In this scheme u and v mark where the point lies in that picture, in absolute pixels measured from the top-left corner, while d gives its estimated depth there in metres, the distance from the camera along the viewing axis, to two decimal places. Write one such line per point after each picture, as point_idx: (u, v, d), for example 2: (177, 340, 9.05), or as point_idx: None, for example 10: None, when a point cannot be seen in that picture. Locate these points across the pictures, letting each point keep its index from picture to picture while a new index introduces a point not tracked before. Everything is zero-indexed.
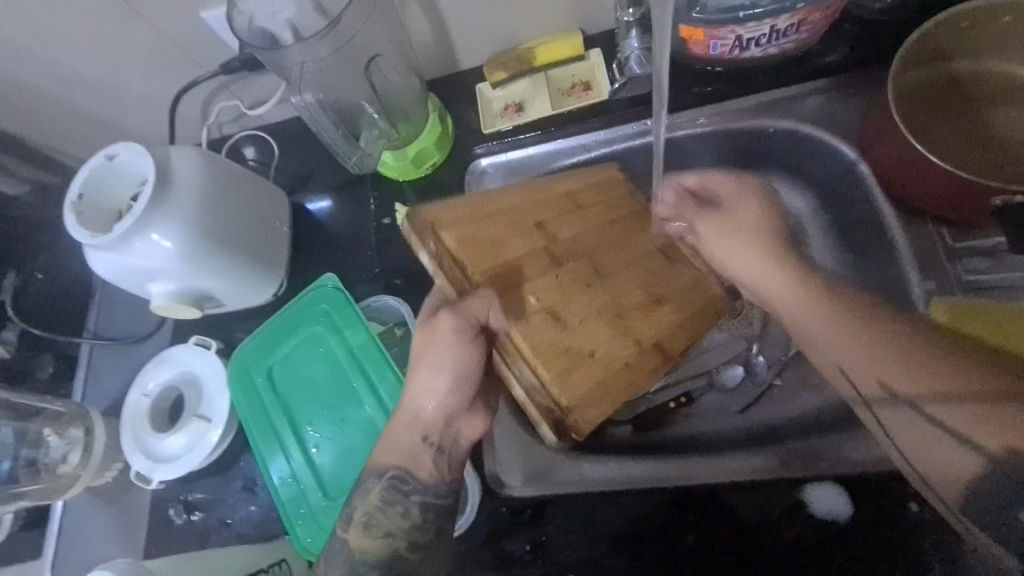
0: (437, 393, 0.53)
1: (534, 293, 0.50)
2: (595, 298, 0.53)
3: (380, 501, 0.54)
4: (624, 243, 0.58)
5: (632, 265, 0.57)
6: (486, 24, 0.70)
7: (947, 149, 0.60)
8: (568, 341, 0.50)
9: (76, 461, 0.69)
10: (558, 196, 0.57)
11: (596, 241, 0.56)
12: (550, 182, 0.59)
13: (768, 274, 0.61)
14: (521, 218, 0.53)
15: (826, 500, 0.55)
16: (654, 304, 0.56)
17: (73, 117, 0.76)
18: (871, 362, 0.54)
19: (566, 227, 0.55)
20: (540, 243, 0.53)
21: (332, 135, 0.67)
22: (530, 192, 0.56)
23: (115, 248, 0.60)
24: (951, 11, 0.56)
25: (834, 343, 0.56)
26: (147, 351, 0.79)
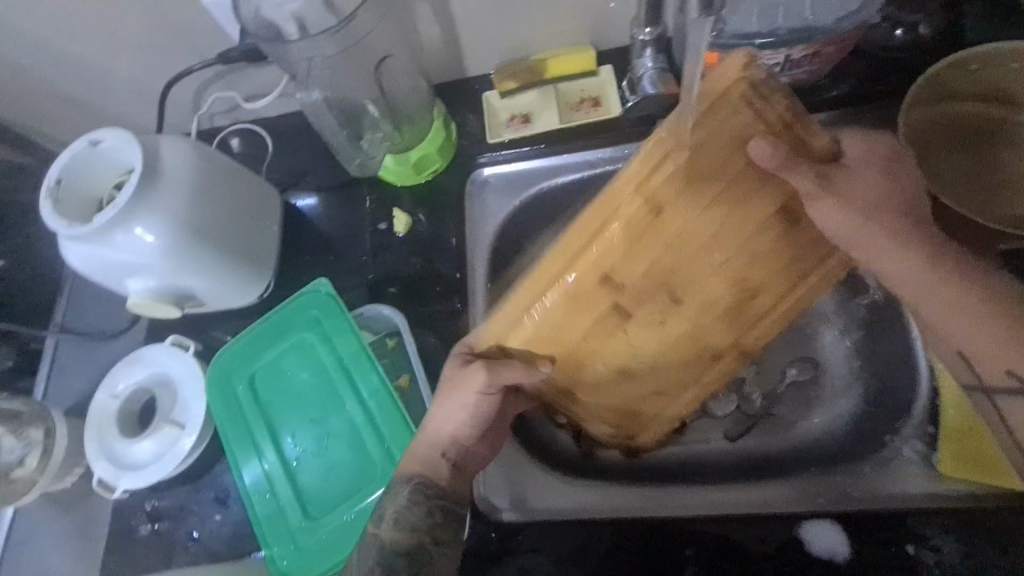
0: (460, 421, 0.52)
1: (599, 363, 0.54)
2: (663, 334, 0.53)
3: (408, 502, 0.50)
4: (734, 236, 0.47)
5: (728, 259, 0.48)
6: (497, 32, 0.68)
7: (949, 188, 0.60)
8: (624, 385, 0.57)
9: (33, 465, 0.64)
10: (655, 206, 0.43)
11: (684, 255, 0.47)
12: (621, 190, 0.42)
13: (885, 242, 0.46)
14: (602, 278, 0.47)
15: (825, 538, 0.54)
16: (741, 295, 0.52)
17: (53, 99, 0.71)
18: (1005, 352, 0.46)
19: (645, 259, 0.46)
20: (611, 300, 0.49)
21: (335, 134, 0.68)
22: (620, 220, 0.43)
23: (94, 240, 0.57)
24: (956, 56, 0.57)
25: (959, 317, 0.47)
26: (118, 349, 0.74)
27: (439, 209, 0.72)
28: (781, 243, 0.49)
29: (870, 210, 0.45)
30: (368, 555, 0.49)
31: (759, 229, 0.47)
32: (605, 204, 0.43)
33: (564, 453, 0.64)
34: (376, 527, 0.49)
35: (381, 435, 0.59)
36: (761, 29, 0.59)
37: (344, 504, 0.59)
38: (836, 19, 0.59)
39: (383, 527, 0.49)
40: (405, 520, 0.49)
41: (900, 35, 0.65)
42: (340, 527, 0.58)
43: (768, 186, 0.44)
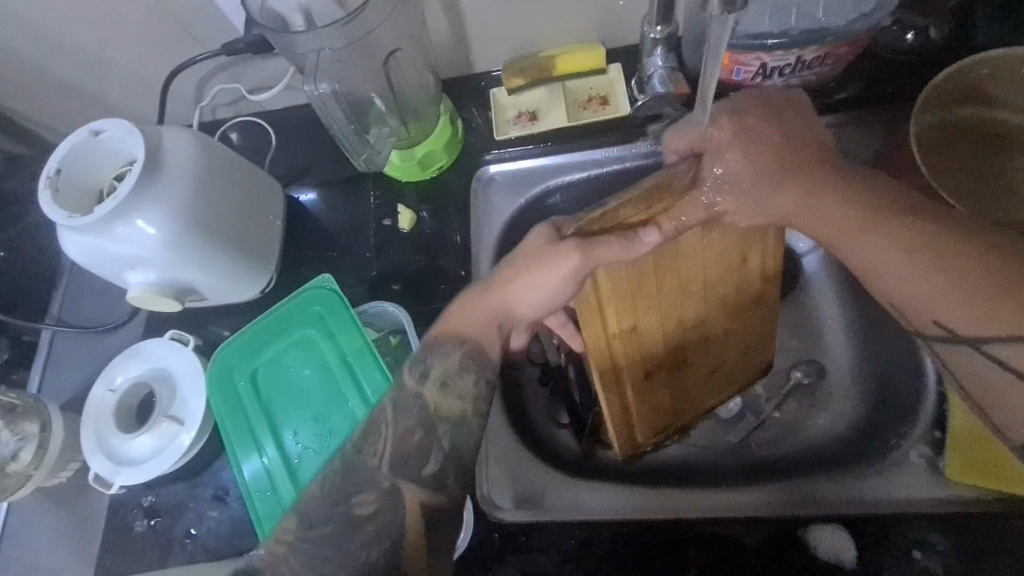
0: (531, 298, 0.49)
1: (692, 373, 0.59)
2: (729, 326, 0.58)
3: (460, 365, 0.48)
4: (695, 242, 0.50)
5: (700, 250, 0.51)
6: (506, 28, 0.68)
7: (962, 190, 0.59)
8: (711, 385, 0.62)
9: (28, 459, 0.63)
10: (630, 318, 0.51)
11: (679, 282, 0.52)
12: (599, 322, 0.51)
13: (810, 207, 0.49)
14: (632, 356, 0.54)
15: (831, 542, 0.53)
16: (735, 257, 0.53)
17: (53, 87, 0.70)
18: (954, 302, 0.44)
19: (655, 317, 0.53)
20: (661, 347, 0.55)
21: (342, 126, 0.62)
22: (615, 340, 0.52)
23: (95, 231, 0.56)
24: (968, 60, 0.57)
25: (890, 270, 0.46)
26: (116, 342, 0.73)
27: (444, 206, 0.71)
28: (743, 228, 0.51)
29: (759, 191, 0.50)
30: (410, 412, 0.46)
31: (693, 232, 0.49)
32: (587, 340, 0.51)
33: (565, 453, 0.64)
34: (420, 383, 0.47)
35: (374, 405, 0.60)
36: (773, 30, 0.59)
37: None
38: (848, 21, 0.58)
39: (427, 386, 0.47)
40: (456, 386, 0.48)
41: (911, 39, 0.64)
42: None
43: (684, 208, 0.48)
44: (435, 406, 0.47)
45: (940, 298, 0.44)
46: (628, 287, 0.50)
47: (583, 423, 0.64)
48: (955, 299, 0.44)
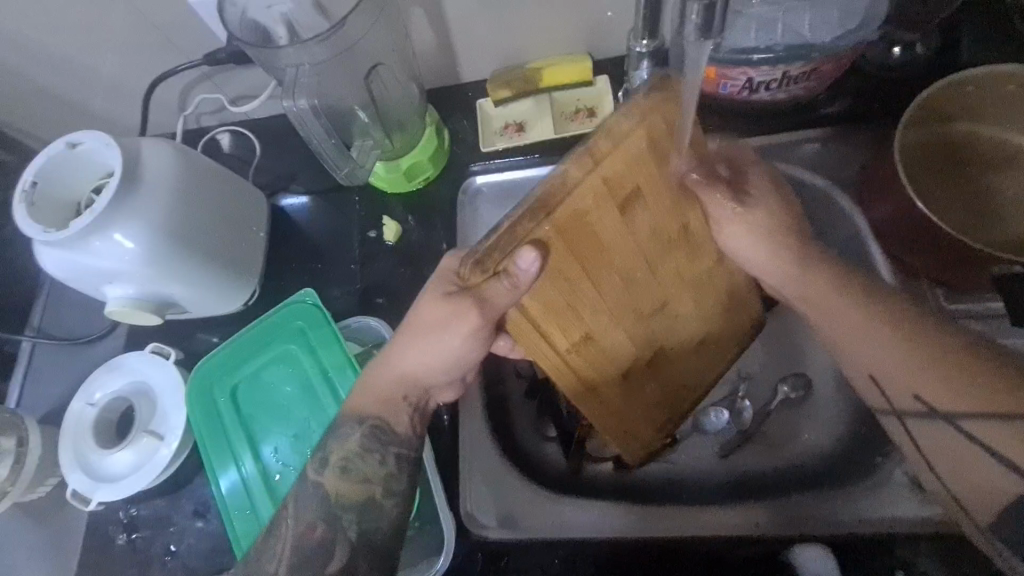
0: (431, 366, 0.50)
1: (673, 354, 0.55)
2: (699, 293, 0.53)
3: (360, 447, 0.49)
4: (620, 227, 0.45)
5: (629, 233, 0.46)
6: (493, 39, 0.67)
7: (944, 207, 0.60)
8: (700, 360, 0.57)
9: (4, 475, 0.62)
10: (581, 326, 0.48)
11: (623, 282, 0.48)
12: (556, 347, 0.48)
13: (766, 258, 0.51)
14: (597, 368, 0.50)
15: (819, 567, 0.53)
16: (672, 219, 0.48)
17: (34, 96, 0.69)
18: (929, 379, 0.45)
19: (613, 325, 0.49)
20: (632, 350, 0.52)
21: (323, 140, 0.61)
22: (569, 358, 0.49)
23: (71, 246, 0.55)
24: (959, 75, 0.56)
25: (868, 343, 0.48)
26: (97, 354, 0.72)
27: (429, 217, 0.70)
28: (659, 204, 0.47)
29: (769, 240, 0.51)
30: (310, 504, 0.48)
31: (614, 217, 0.44)
32: (539, 359, 0.48)
33: (550, 468, 0.63)
34: (319, 472, 0.49)
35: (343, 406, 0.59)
36: (758, 45, 0.58)
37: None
38: (833, 37, 0.58)
39: (327, 473, 0.49)
40: (356, 469, 0.49)
41: (897, 54, 0.65)
42: None
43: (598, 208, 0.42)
44: (334, 495, 0.48)
45: (907, 373, 0.46)
46: (552, 302, 0.45)
47: (569, 438, 0.62)
48: (929, 377, 0.45)
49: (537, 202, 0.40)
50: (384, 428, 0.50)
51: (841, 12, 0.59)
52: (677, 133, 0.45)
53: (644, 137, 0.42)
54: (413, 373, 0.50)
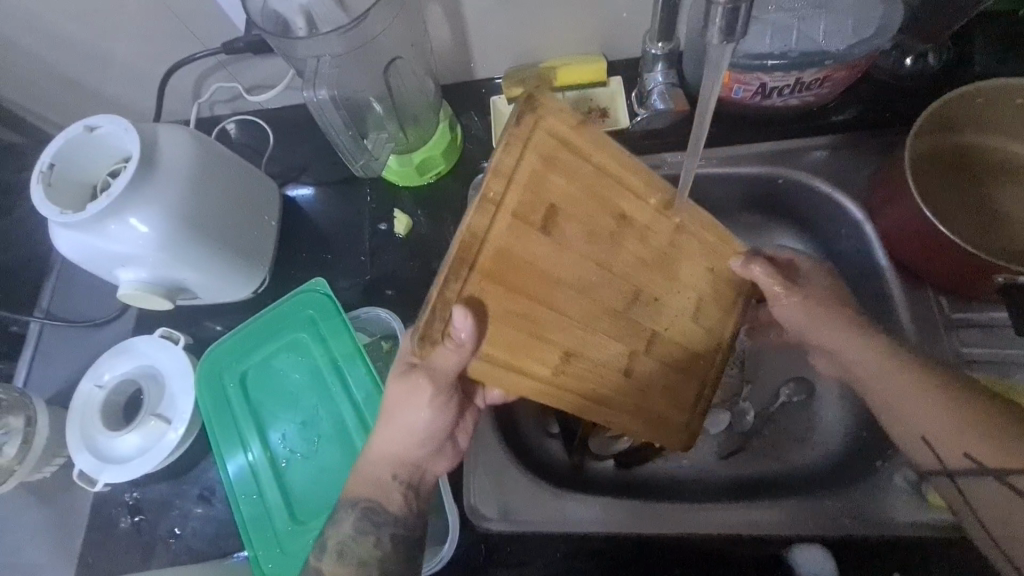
0: (405, 441, 0.51)
1: (674, 336, 0.55)
2: (671, 273, 0.53)
3: (354, 531, 0.51)
4: (553, 245, 0.46)
5: (566, 247, 0.46)
6: (508, 36, 0.67)
7: (949, 215, 0.61)
8: (703, 333, 0.56)
9: (12, 454, 0.63)
10: (557, 345, 0.48)
11: (585, 295, 0.48)
12: (543, 367, 0.48)
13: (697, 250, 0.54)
14: (588, 379, 0.51)
15: (816, 560, 0.54)
16: (606, 214, 0.47)
17: (49, 78, 0.69)
18: (960, 434, 0.48)
19: (594, 337, 0.50)
20: (627, 351, 0.52)
21: (341, 132, 0.62)
22: (561, 380, 0.50)
23: (87, 228, 0.55)
24: (968, 87, 0.57)
25: (919, 405, 0.49)
26: (105, 337, 0.72)
27: (440, 212, 0.71)
28: (587, 209, 0.46)
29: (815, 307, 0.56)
30: None
31: (540, 237, 0.45)
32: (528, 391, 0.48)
33: (553, 465, 0.64)
34: (318, 559, 0.51)
35: (352, 396, 0.60)
36: (773, 51, 0.59)
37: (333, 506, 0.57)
38: (848, 46, 0.59)
39: (325, 560, 0.51)
40: (352, 553, 0.50)
41: (909, 64, 0.65)
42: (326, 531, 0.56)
43: (523, 238, 0.44)
44: None
45: (955, 435, 0.48)
46: (511, 342, 0.46)
47: (572, 434, 0.65)
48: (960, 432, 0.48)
49: (455, 263, 0.42)
50: (375, 508, 0.51)
51: (856, 21, 0.60)
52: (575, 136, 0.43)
53: (531, 161, 0.42)
54: (394, 451, 0.51)
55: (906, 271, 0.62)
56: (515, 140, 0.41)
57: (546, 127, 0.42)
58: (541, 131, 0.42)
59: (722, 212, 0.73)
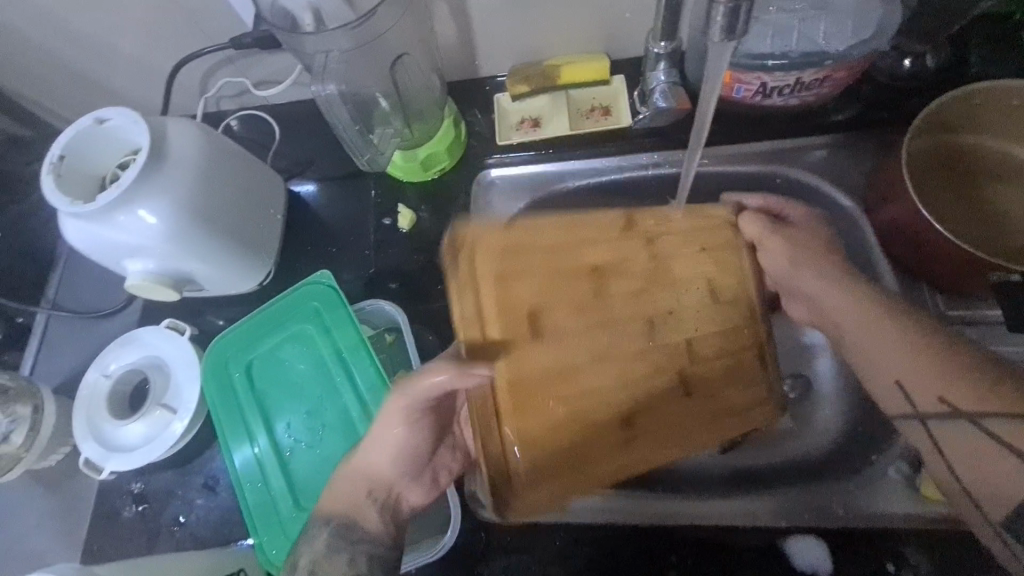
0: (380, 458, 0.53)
1: (708, 325, 0.55)
2: (666, 286, 0.55)
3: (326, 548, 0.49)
4: (552, 338, 0.54)
5: (563, 335, 0.54)
6: (513, 35, 0.68)
7: (945, 214, 0.62)
8: (729, 305, 0.55)
9: (19, 442, 0.64)
10: (613, 416, 0.53)
11: (606, 354, 0.54)
12: (608, 446, 0.53)
13: (685, 241, 0.57)
14: (655, 429, 0.54)
15: (808, 553, 0.56)
16: (577, 277, 0.55)
17: (59, 72, 0.70)
18: (932, 375, 0.48)
19: (640, 390, 0.54)
20: (672, 367, 0.54)
21: (348, 127, 0.62)
22: (631, 450, 0.53)
23: (96, 218, 0.56)
24: (964, 89, 0.58)
25: (881, 339, 0.51)
26: (111, 328, 0.73)
27: (444, 208, 0.72)
28: (559, 291, 0.55)
29: (799, 267, 0.56)
30: None
31: (539, 342, 0.54)
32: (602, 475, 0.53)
33: None
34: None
35: (361, 391, 0.61)
36: (773, 51, 0.61)
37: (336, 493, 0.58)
38: (847, 46, 0.60)
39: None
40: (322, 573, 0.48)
41: (908, 65, 0.66)
42: None
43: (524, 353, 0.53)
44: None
45: (929, 374, 0.49)
46: (571, 444, 0.53)
47: None
48: (928, 362, 0.49)
49: (481, 423, 0.53)
50: (353, 526, 0.50)
51: (856, 22, 0.61)
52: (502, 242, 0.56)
53: (488, 294, 0.54)
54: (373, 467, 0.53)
55: (903, 268, 0.63)
56: (466, 287, 0.54)
57: (477, 260, 0.55)
58: (470, 269, 0.55)
59: None
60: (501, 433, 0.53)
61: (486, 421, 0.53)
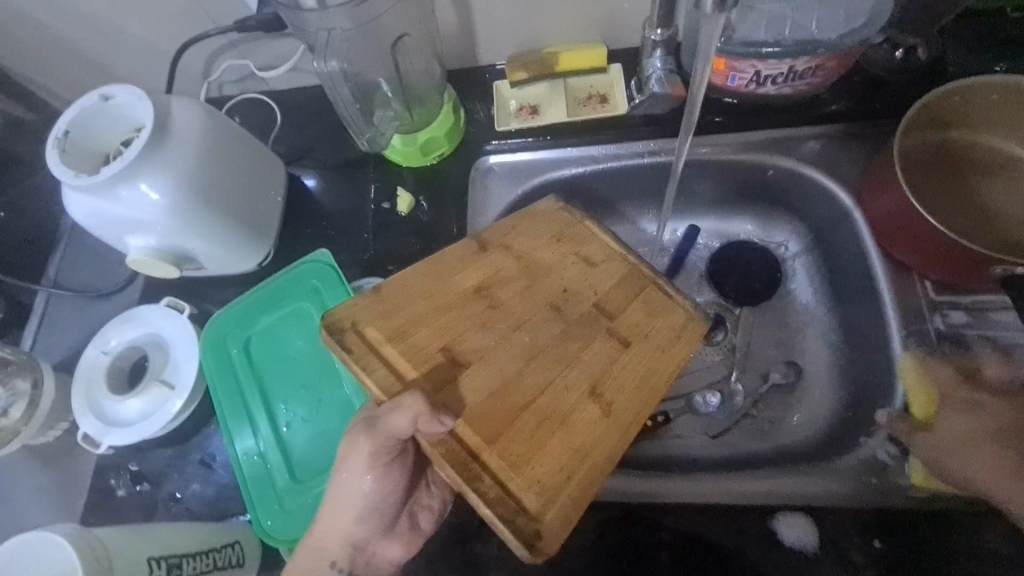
0: (347, 519, 0.50)
1: (603, 282, 0.57)
2: (544, 274, 0.56)
3: None
4: (481, 362, 0.49)
5: (487, 354, 0.50)
6: (512, 23, 0.69)
7: (931, 206, 0.63)
8: (607, 265, 0.59)
9: (17, 416, 0.64)
10: (577, 395, 0.49)
11: (539, 348, 0.51)
12: (599, 427, 0.48)
13: (540, 242, 0.59)
14: (617, 390, 0.50)
15: (797, 529, 0.56)
16: (463, 301, 0.53)
17: (64, 54, 0.71)
18: None
19: (591, 362, 0.51)
20: (604, 327, 0.54)
21: (349, 106, 0.64)
22: (614, 419, 0.49)
23: (99, 193, 0.57)
24: (950, 86, 0.59)
25: None
26: (110, 307, 0.74)
27: (442, 193, 0.73)
28: (458, 317, 0.51)
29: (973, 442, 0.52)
30: None
31: (469, 369, 0.49)
32: (605, 465, 0.46)
33: None
34: None
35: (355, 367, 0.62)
36: (768, 39, 0.62)
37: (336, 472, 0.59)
38: (838, 35, 0.61)
39: None
40: None
41: (900, 57, 0.67)
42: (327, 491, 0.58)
43: (459, 383, 0.48)
44: None
45: None
46: (558, 439, 0.46)
47: None
48: None
49: (463, 476, 0.43)
50: None
51: (847, 13, 0.62)
52: (369, 299, 0.51)
53: (394, 358, 0.48)
54: (341, 532, 0.50)
55: (893, 260, 0.64)
56: (367, 357, 0.48)
57: (362, 331, 0.48)
58: (362, 342, 0.48)
59: (713, 205, 0.76)
60: (488, 473, 0.44)
61: (463, 466, 0.44)
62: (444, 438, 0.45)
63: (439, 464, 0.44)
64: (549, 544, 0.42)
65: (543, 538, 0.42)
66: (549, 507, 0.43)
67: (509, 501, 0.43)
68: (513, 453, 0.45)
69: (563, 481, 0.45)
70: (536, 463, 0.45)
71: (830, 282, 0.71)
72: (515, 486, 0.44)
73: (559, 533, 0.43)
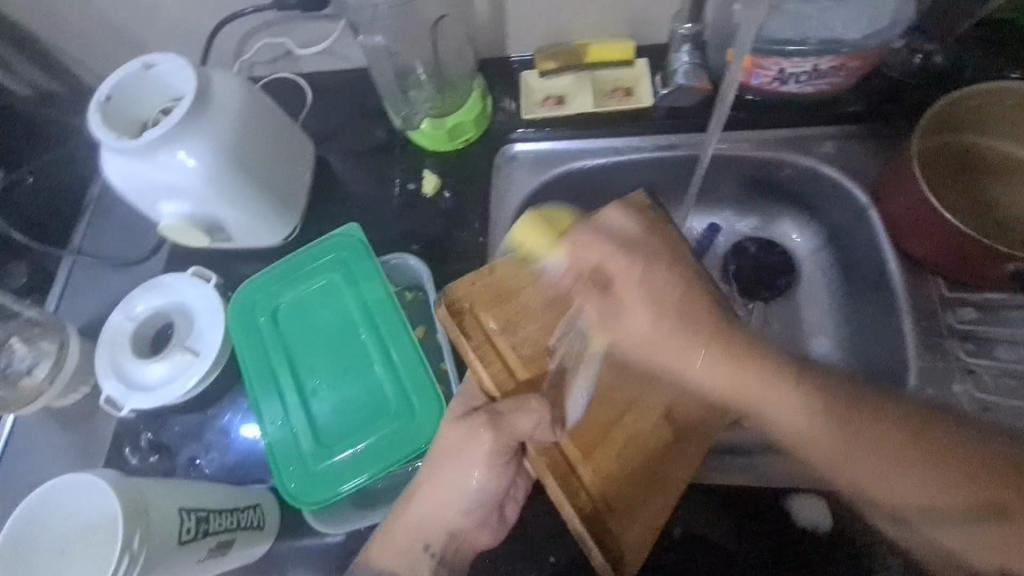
0: (450, 500, 0.53)
1: None
2: None
3: None
4: (579, 374, 0.54)
5: (581, 366, 0.54)
6: (544, 15, 0.71)
7: (954, 211, 0.65)
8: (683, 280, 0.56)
9: (44, 375, 0.65)
10: (655, 418, 0.54)
11: (624, 366, 0.55)
12: (673, 453, 0.54)
13: None
14: (688, 417, 0.54)
15: (809, 510, 0.59)
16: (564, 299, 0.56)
17: (102, 27, 0.73)
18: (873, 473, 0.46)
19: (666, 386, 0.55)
20: None
21: (388, 80, 0.72)
22: (683, 445, 0.54)
23: (138, 156, 0.58)
24: (964, 91, 0.62)
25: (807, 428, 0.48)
26: (136, 276, 0.75)
27: (468, 176, 0.74)
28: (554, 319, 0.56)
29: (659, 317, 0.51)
30: None
31: (568, 377, 0.54)
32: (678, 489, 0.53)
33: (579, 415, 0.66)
34: None
35: (387, 346, 0.62)
36: (793, 36, 0.64)
37: (401, 464, 0.59)
38: (863, 35, 0.63)
39: None
40: None
41: (919, 61, 0.69)
42: (350, 459, 0.59)
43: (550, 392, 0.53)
44: None
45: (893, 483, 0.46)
46: (639, 462, 0.53)
47: None
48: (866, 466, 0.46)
49: (562, 488, 0.52)
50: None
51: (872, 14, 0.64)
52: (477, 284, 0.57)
53: (506, 355, 0.55)
54: (437, 508, 0.53)
55: (909, 257, 0.66)
56: (483, 348, 0.55)
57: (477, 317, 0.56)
58: (479, 332, 0.56)
59: (730, 200, 0.77)
60: (584, 486, 0.52)
61: (563, 479, 0.52)
62: (550, 448, 0.53)
63: (543, 469, 0.52)
64: (632, 558, 0.51)
65: (626, 558, 0.51)
66: (630, 526, 0.51)
67: (600, 519, 0.51)
68: (606, 472, 0.52)
69: (640, 506, 0.52)
70: (619, 482, 0.52)
71: (844, 280, 0.73)
72: (606, 502, 0.52)
73: (642, 548, 0.51)
